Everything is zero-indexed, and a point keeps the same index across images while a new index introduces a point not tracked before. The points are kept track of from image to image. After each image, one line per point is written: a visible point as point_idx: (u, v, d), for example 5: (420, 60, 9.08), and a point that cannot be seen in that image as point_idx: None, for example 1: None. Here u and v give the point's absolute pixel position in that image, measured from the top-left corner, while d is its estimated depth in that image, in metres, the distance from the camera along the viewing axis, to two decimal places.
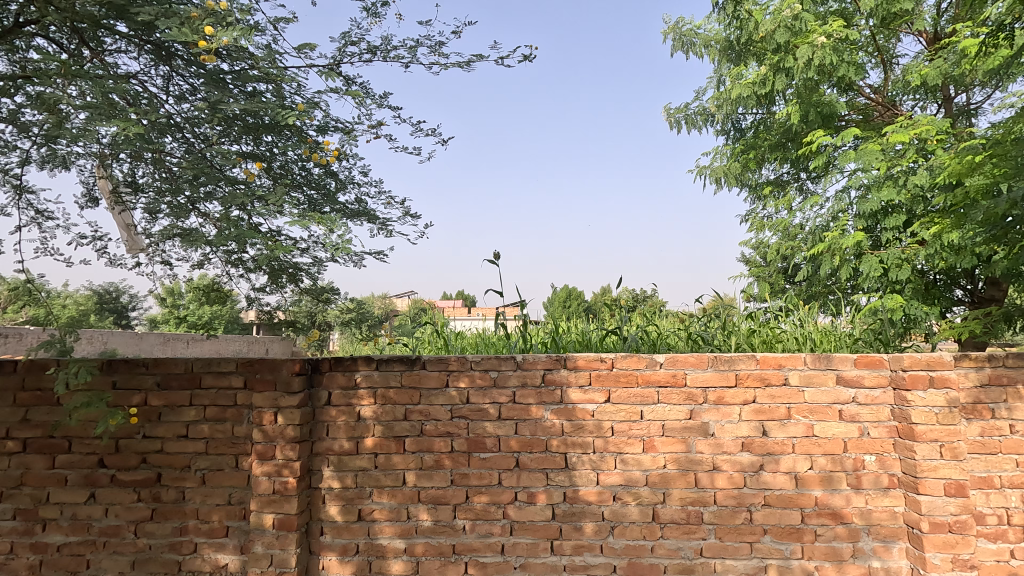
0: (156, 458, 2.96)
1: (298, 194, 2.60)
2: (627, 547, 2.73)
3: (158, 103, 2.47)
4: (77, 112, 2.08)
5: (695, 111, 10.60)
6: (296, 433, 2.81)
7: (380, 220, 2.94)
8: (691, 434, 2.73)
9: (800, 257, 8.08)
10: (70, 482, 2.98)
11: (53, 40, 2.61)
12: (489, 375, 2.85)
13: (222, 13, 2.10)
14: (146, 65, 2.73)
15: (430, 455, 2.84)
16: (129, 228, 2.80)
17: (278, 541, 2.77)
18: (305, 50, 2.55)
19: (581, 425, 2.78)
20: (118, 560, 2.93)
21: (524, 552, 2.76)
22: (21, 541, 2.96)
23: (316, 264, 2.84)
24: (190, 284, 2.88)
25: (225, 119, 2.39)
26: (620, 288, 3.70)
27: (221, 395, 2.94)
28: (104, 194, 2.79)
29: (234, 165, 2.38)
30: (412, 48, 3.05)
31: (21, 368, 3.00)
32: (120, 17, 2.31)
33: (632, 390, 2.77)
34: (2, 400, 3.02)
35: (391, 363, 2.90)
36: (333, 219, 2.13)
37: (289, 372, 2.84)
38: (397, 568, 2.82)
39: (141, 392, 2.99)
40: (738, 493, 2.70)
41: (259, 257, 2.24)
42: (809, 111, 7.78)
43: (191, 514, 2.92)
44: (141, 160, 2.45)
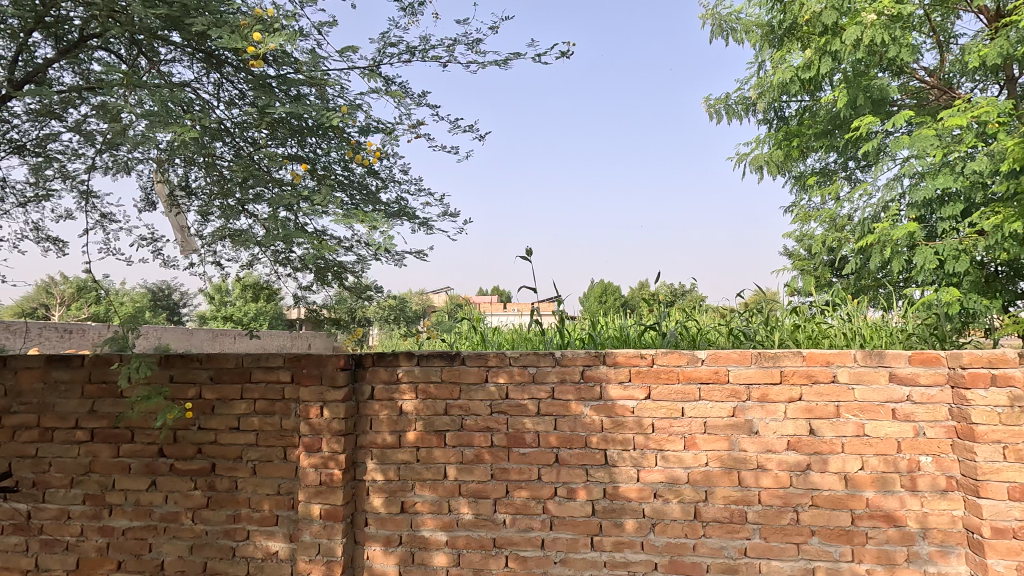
0: (211, 449, 3.10)
1: (342, 194, 2.67)
2: (668, 545, 2.71)
3: (210, 110, 2.56)
4: (137, 121, 2.19)
5: (735, 101, 10.30)
6: (341, 426, 2.90)
7: (420, 218, 2.96)
8: (734, 432, 2.68)
9: (847, 249, 7.80)
10: (133, 471, 3.15)
11: (114, 52, 2.74)
12: (527, 371, 2.86)
13: (269, 20, 2.15)
14: (198, 73, 2.85)
15: (470, 450, 2.88)
16: (184, 230, 2.94)
17: (325, 530, 2.87)
18: (348, 51, 2.59)
19: (621, 422, 2.77)
20: (177, 545, 3.09)
21: (564, 547, 2.78)
22: (89, 525, 3.16)
23: (359, 263, 2.91)
24: (238, 283, 2.97)
25: (272, 122, 2.46)
26: (659, 282, 3.68)
27: (269, 389, 3.06)
28: (160, 197, 2.94)
29: (280, 167, 2.45)
30: (450, 46, 3.07)
31: (88, 362, 3.19)
32: (175, 28, 2.41)
33: (673, 387, 2.74)
34: (71, 391, 3.22)
35: (431, 358, 2.95)
36: (377, 217, 2.16)
37: (334, 368, 2.93)
38: (440, 559, 2.88)
39: (195, 385, 3.13)
40: (784, 493, 2.63)
41: (306, 256, 2.30)
42: (858, 96, 7.49)
43: (243, 503, 3.05)
44: (194, 165, 2.55)
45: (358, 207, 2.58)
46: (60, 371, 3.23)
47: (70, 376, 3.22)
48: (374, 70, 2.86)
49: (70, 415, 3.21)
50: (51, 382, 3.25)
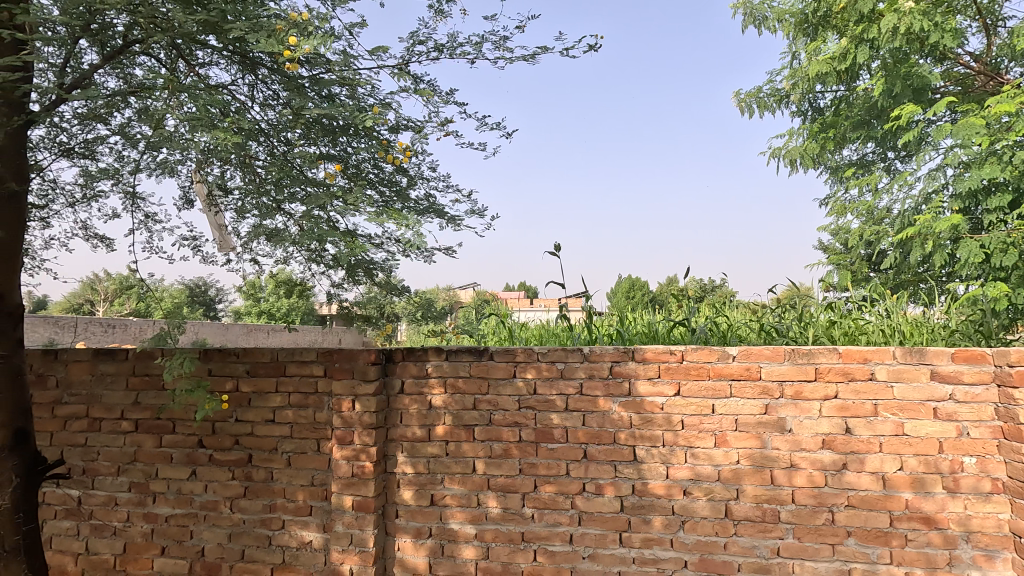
0: (247, 440, 3.20)
1: (373, 193, 2.71)
2: (698, 543, 2.68)
3: (246, 111, 2.63)
4: (179, 125, 2.26)
5: (767, 94, 10.06)
6: (372, 419, 2.96)
7: (448, 215, 2.99)
8: (766, 429, 2.64)
9: (887, 243, 7.55)
10: (174, 460, 3.27)
11: (155, 57, 2.83)
12: (555, 367, 2.87)
13: (304, 23, 2.18)
14: (235, 75, 2.92)
15: (498, 444, 2.91)
16: (222, 228, 3.03)
17: (357, 521, 2.94)
18: (380, 52, 2.58)
19: (650, 418, 2.75)
20: (217, 533, 3.19)
21: (592, 543, 2.78)
22: (135, 512, 3.30)
23: (389, 259, 2.95)
24: (272, 279, 3.03)
25: (306, 123, 2.51)
26: (688, 277, 3.63)
27: (303, 383, 3.14)
28: (199, 197, 3.03)
29: (314, 167, 2.49)
30: (478, 44, 3.06)
31: (132, 355, 3.33)
32: (213, 32, 2.47)
33: (703, 383, 2.71)
34: (117, 383, 3.36)
35: (460, 354, 2.98)
36: (408, 216, 2.18)
37: (365, 362, 2.98)
38: (468, 552, 2.91)
39: (233, 379, 3.24)
40: (818, 493, 2.57)
41: (339, 255, 2.34)
42: (897, 84, 7.24)
43: (279, 493, 3.14)
44: (231, 165, 2.62)
45: (389, 205, 2.61)
46: (106, 364, 3.38)
47: (116, 369, 3.37)
48: (403, 69, 2.88)
49: (116, 406, 3.36)
50: (98, 374, 3.40)
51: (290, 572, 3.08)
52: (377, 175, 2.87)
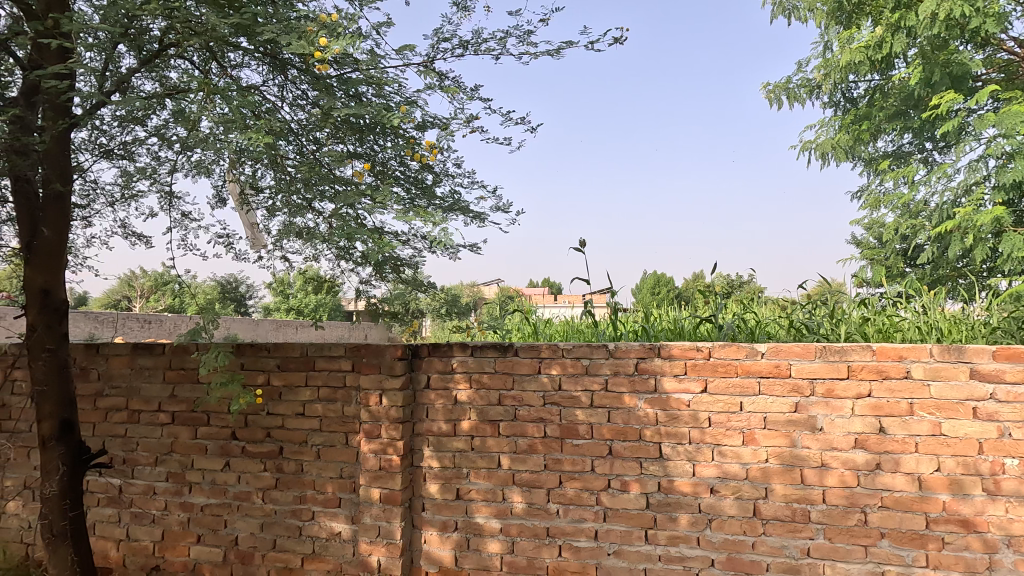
0: (278, 433, 3.28)
1: (400, 190, 2.75)
2: (725, 542, 2.65)
3: (277, 112, 2.69)
4: (214, 126, 2.33)
5: (798, 84, 9.82)
6: (399, 414, 3.00)
7: (473, 212, 3.00)
8: (796, 428, 2.59)
9: (923, 237, 7.33)
10: (209, 452, 3.38)
11: (189, 59, 2.91)
12: (581, 363, 2.86)
13: (333, 24, 2.21)
14: (265, 76, 2.98)
15: (523, 440, 2.92)
16: (253, 227, 3.12)
17: (385, 513, 2.99)
18: (406, 50, 2.61)
19: (676, 415, 2.73)
20: (249, 522, 3.29)
21: (617, 539, 2.77)
22: (172, 500, 3.41)
23: (415, 256, 2.99)
24: (302, 275, 3.09)
25: (335, 123, 2.55)
26: (715, 273, 3.59)
27: (332, 377, 3.20)
28: (232, 195, 3.11)
29: (343, 166, 2.53)
30: (503, 40, 3.06)
31: (168, 350, 3.45)
32: (245, 35, 2.53)
33: (730, 380, 2.67)
34: (155, 376, 3.48)
35: (485, 349, 3.00)
36: (435, 214, 2.19)
37: (392, 357, 3.03)
38: (494, 546, 2.94)
39: (264, 373, 3.32)
40: (850, 493, 2.52)
41: (368, 253, 2.37)
42: (935, 72, 6.99)
43: (308, 485, 3.21)
44: (263, 165, 2.68)
45: (415, 202, 2.63)
46: (144, 358, 3.50)
47: (153, 363, 3.49)
48: (428, 66, 2.90)
49: (154, 399, 3.48)
50: (137, 368, 3.52)
51: (320, 562, 3.16)
52: (403, 173, 2.91)
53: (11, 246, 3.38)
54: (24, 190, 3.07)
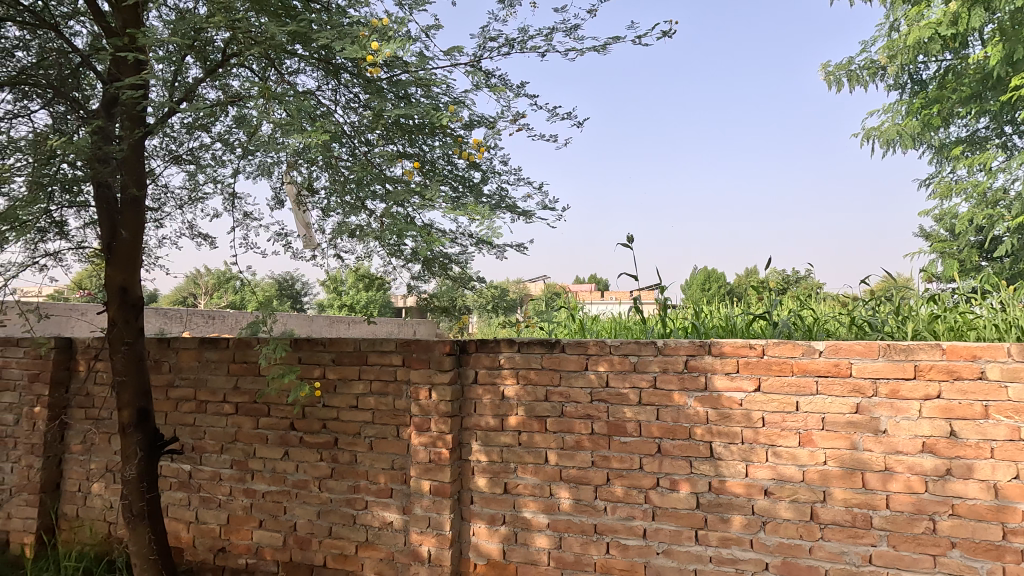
0: (334, 424, 3.41)
1: (447, 188, 2.79)
2: (780, 545, 2.57)
3: (331, 115, 2.78)
4: (273, 130, 2.43)
5: (860, 66, 9.34)
6: (448, 408, 3.07)
7: (519, 209, 3.01)
8: (856, 430, 2.48)
9: (1001, 228, 6.86)
10: (270, 441, 3.55)
11: (250, 68, 3.05)
12: (628, 360, 2.84)
13: (383, 28, 2.27)
14: (320, 81, 3.10)
15: (570, 436, 2.92)
16: (308, 226, 3.25)
17: (434, 505, 3.06)
18: (454, 51, 2.64)
19: (727, 414, 2.67)
20: (307, 509, 3.44)
21: (666, 538, 2.74)
22: (236, 486, 3.61)
23: (463, 253, 3.04)
24: (354, 273, 3.19)
25: (386, 124, 2.62)
26: (769, 268, 3.48)
27: (383, 371, 3.30)
28: (289, 197, 3.25)
29: (393, 166, 2.60)
30: (549, 36, 3.06)
31: (232, 344, 3.64)
32: (301, 42, 2.63)
33: (785, 379, 2.58)
34: (220, 369, 3.69)
35: (532, 346, 3.01)
36: (482, 211, 2.22)
37: (441, 352, 3.09)
38: (541, 541, 2.96)
39: (320, 366, 3.46)
40: (917, 499, 2.39)
41: (416, 250, 2.42)
42: (1017, 49, 6.50)
43: (362, 475, 3.32)
44: (318, 166, 2.77)
45: (463, 200, 2.67)
46: (210, 351, 3.72)
47: (219, 356, 3.70)
48: (476, 66, 2.93)
49: (220, 390, 3.69)
50: (204, 361, 3.75)
51: (373, 550, 3.26)
52: (451, 171, 2.97)
53: (93, 247, 3.65)
54: (105, 196, 3.31)
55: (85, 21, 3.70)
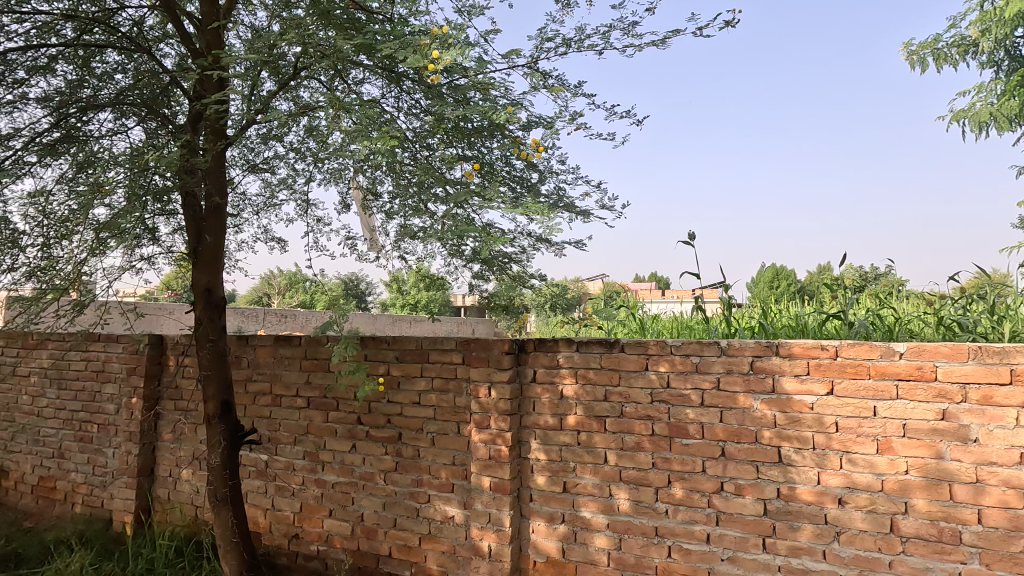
0: (398, 420, 3.54)
1: (506, 188, 2.83)
2: (857, 558, 2.44)
3: (395, 121, 2.89)
4: (343, 138, 2.55)
5: (948, 43, 8.64)
6: (507, 406, 3.11)
7: (578, 208, 3.01)
8: (942, 438, 2.31)
9: None
10: (339, 434, 3.73)
11: (319, 80, 3.21)
12: (690, 360, 2.78)
13: (444, 36, 2.33)
14: (384, 89, 3.21)
15: (630, 437, 2.89)
16: (373, 229, 3.38)
17: (494, 501, 3.12)
18: (512, 54, 2.69)
19: (797, 418, 2.55)
20: (373, 501, 3.58)
21: (731, 545, 2.66)
22: (308, 476, 3.81)
23: (522, 252, 3.07)
24: (416, 274, 3.29)
25: (447, 129, 2.69)
26: (844, 264, 3.29)
27: (445, 369, 3.39)
28: (356, 201, 3.40)
29: (454, 169, 2.65)
30: (606, 33, 3.06)
31: (304, 341, 3.85)
32: (366, 53, 2.74)
33: (861, 383, 2.44)
34: (293, 365, 3.91)
35: (591, 345, 3.00)
36: (542, 209, 2.23)
37: (500, 351, 3.14)
38: (601, 542, 2.94)
39: (385, 364, 3.60)
40: (1014, 515, 2.20)
41: (477, 250, 2.47)
42: None
43: (424, 470, 3.43)
44: (382, 172, 2.88)
45: (521, 199, 2.71)
46: (285, 348, 3.95)
47: (292, 353, 3.92)
48: (533, 67, 2.96)
49: (293, 385, 3.90)
50: (278, 357, 3.98)
51: (436, 543, 3.36)
52: (509, 172, 3.03)
53: (181, 251, 3.96)
54: (191, 204, 3.59)
55: (173, 43, 4.02)
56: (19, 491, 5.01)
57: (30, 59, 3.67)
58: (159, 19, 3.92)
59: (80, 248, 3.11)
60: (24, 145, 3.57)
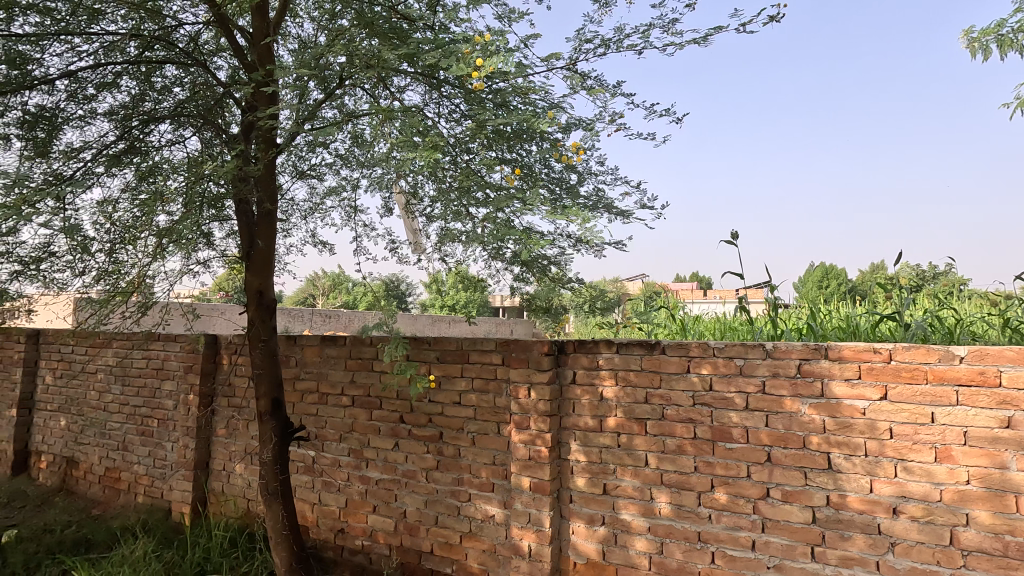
0: (439, 419, 3.60)
1: (546, 191, 2.85)
2: (913, 570, 2.34)
3: (437, 127, 2.94)
4: (387, 145, 2.62)
5: (1013, 28, 8.13)
6: (547, 407, 3.13)
7: (618, 209, 3.00)
8: (1006, 447, 2.19)
9: None
10: (382, 432, 3.82)
11: (364, 88, 3.31)
12: (734, 363, 2.72)
13: (486, 44, 2.36)
14: (426, 96, 3.28)
15: (672, 440, 2.86)
16: (416, 232, 3.46)
17: (534, 501, 3.13)
18: (552, 59, 2.71)
19: (848, 423, 2.47)
20: (416, 498, 3.66)
21: (778, 553, 2.59)
22: (353, 473, 3.93)
23: (562, 254, 3.07)
24: (456, 276, 3.34)
25: (487, 134, 2.73)
26: (898, 264, 3.15)
27: (485, 369, 3.43)
28: (398, 206, 3.48)
29: (495, 173, 2.67)
30: (646, 33, 3.04)
31: (349, 341, 3.97)
32: (410, 61, 2.80)
33: (917, 388, 2.34)
34: (338, 364, 4.04)
35: (631, 346, 2.98)
36: (583, 213, 2.22)
37: (539, 352, 3.16)
38: (642, 545, 2.92)
39: (426, 364, 3.67)
40: None
41: (519, 254, 2.48)
42: None
43: (465, 468, 3.48)
44: (424, 178, 2.93)
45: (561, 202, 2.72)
46: (330, 348, 4.08)
47: (337, 352, 4.05)
48: (572, 69, 2.97)
49: (339, 383, 4.03)
50: (325, 356, 4.11)
51: (477, 542, 3.40)
52: (549, 175, 3.05)
53: (234, 255, 4.14)
54: (244, 210, 3.75)
55: (226, 55, 4.21)
56: (88, 481, 5.35)
57: (99, 76, 3.93)
58: (213, 34, 4.12)
59: (144, 253, 3.30)
60: (93, 157, 3.82)
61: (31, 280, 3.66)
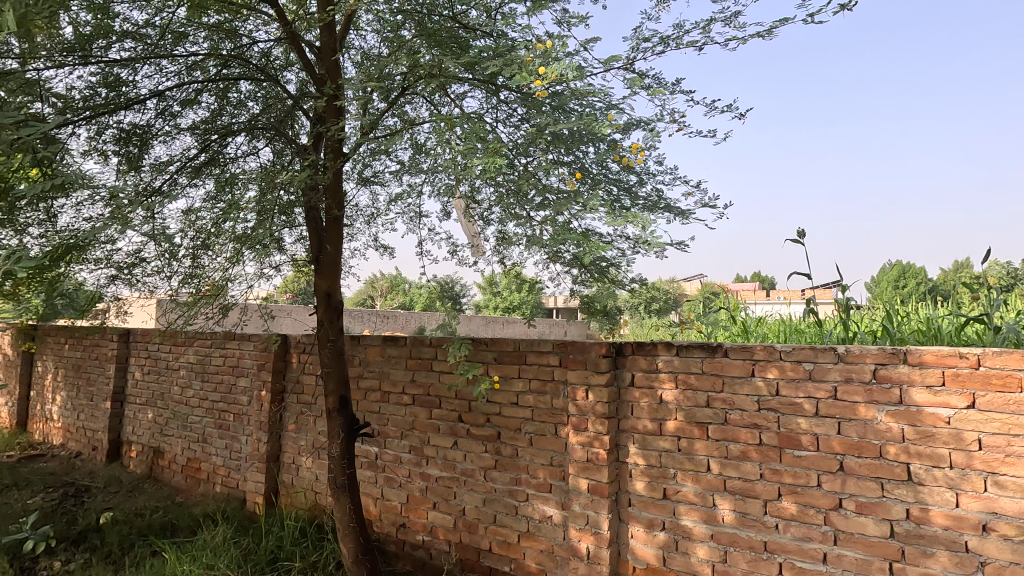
0: (497, 419, 3.65)
1: (604, 193, 2.84)
2: None
3: (497, 132, 2.99)
4: (450, 153, 2.69)
5: None
6: (605, 409, 3.12)
7: (677, 209, 2.96)
8: None
9: None
10: (441, 430, 3.92)
11: (425, 97, 3.41)
12: (802, 367, 2.62)
13: (546, 50, 2.39)
14: (484, 102, 3.34)
15: (735, 446, 2.78)
16: (475, 236, 3.52)
17: (593, 503, 3.13)
18: (611, 60, 2.70)
19: (929, 433, 2.33)
20: (474, 496, 3.72)
21: (851, 566, 2.47)
22: (414, 470, 4.04)
23: (621, 255, 3.05)
24: (514, 278, 3.38)
25: (546, 138, 2.75)
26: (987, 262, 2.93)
27: (542, 371, 3.45)
28: (457, 210, 3.55)
29: (554, 176, 2.69)
30: (707, 28, 2.97)
31: (410, 341, 4.10)
32: (470, 70, 2.87)
33: (1010, 397, 2.17)
34: (399, 364, 4.17)
35: (692, 349, 2.92)
36: (644, 216, 2.20)
37: (597, 354, 3.16)
38: (703, 553, 2.85)
39: (484, 365, 3.74)
40: None
41: (580, 257, 2.48)
42: None
43: (523, 468, 3.51)
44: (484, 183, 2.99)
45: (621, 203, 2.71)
46: (392, 348, 4.22)
47: (398, 352, 4.18)
48: (631, 69, 2.95)
49: (400, 382, 4.16)
50: (386, 356, 4.26)
51: (535, 541, 3.43)
52: (606, 176, 3.04)
53: (303, 259, 4.36)
54: (313, 216, 3.95)
55: (295, 69, 4.44)
56: (172, 469, 5.77)
57: (183, 94, 4.24)
58: (283, 49, 4.36)
59: (224, 259, 3.54)
60: (179, 170, 4.13)
61: (126, 283, 4.00)
